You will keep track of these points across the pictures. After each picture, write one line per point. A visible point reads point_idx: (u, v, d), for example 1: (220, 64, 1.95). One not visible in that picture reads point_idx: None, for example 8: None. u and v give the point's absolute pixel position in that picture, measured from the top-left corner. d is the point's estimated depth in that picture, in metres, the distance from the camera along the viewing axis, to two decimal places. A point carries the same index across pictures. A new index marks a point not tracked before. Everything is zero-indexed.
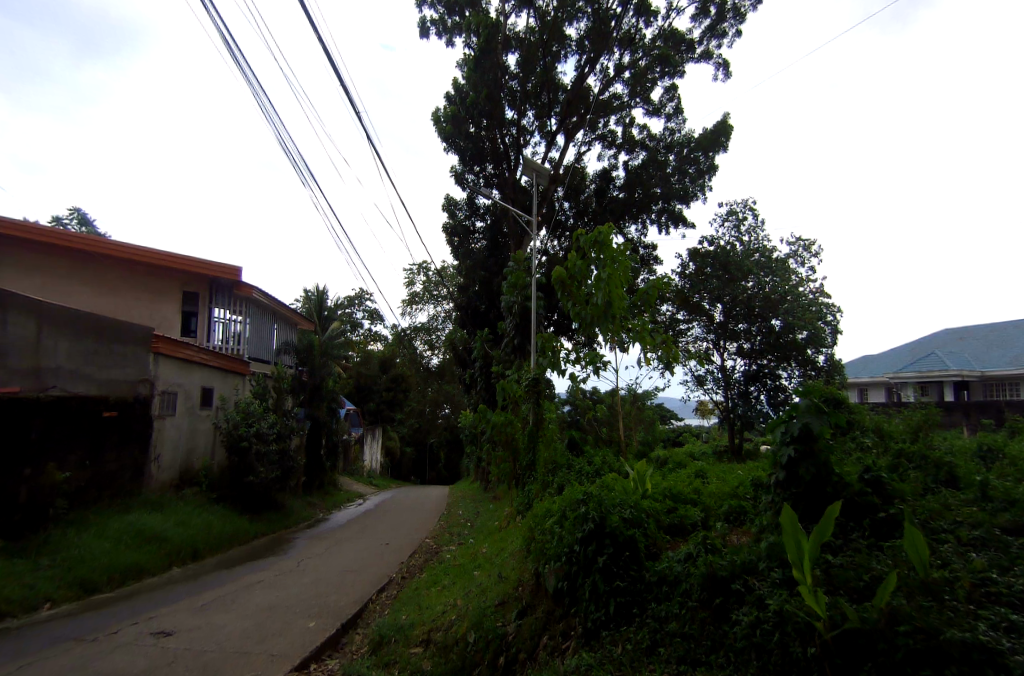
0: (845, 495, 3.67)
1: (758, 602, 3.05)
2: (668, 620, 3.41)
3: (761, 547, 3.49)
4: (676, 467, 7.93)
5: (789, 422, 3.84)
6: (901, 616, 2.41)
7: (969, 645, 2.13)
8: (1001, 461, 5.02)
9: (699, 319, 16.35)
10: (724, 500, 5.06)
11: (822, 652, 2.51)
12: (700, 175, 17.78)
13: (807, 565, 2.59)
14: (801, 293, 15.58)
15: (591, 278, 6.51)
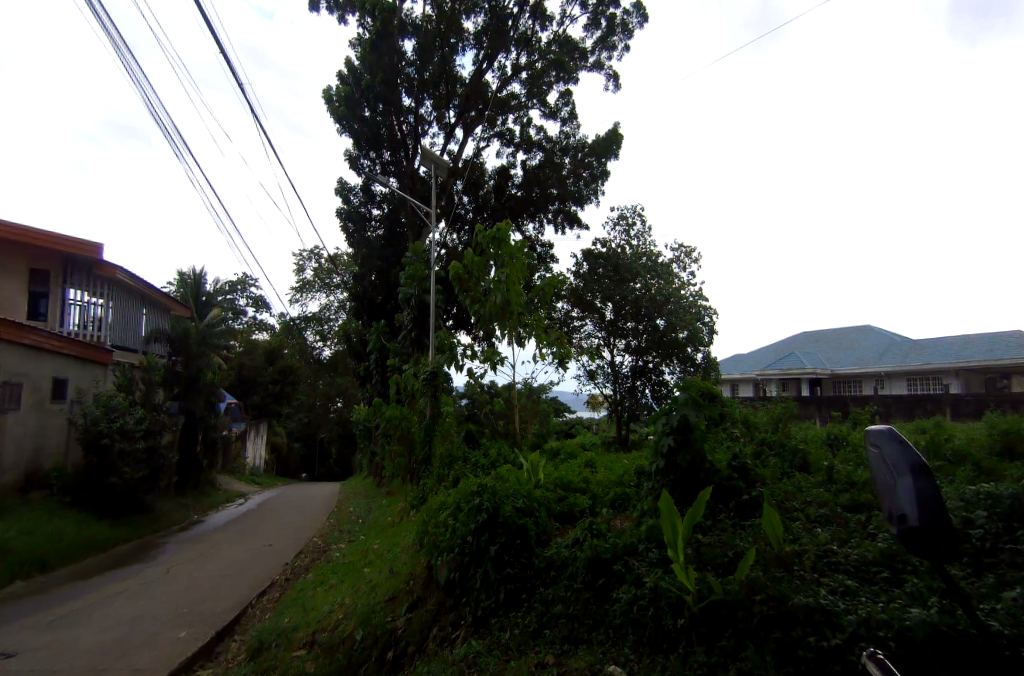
0: (715, 479, 4.07)
1: (636, 580, 3.28)
2: (555, 603, 3.54)
3: (641, 529, 3.74)
4: (568, 457, 8.24)
5: (670, 414, 4.16)
6: (757, 586, 2.71)
7: (812, 608, 2.46)
8: (845, 447, 5.82)
9: (592, 316, 17.07)
10: (610, 488, 5.35)
11: (690, 622, 2.76)
12: (593, 180, 18.46)
13: (680, 545, 2.83)
14: (683, 295, 16.87)
15: (489, 275, 6.55)
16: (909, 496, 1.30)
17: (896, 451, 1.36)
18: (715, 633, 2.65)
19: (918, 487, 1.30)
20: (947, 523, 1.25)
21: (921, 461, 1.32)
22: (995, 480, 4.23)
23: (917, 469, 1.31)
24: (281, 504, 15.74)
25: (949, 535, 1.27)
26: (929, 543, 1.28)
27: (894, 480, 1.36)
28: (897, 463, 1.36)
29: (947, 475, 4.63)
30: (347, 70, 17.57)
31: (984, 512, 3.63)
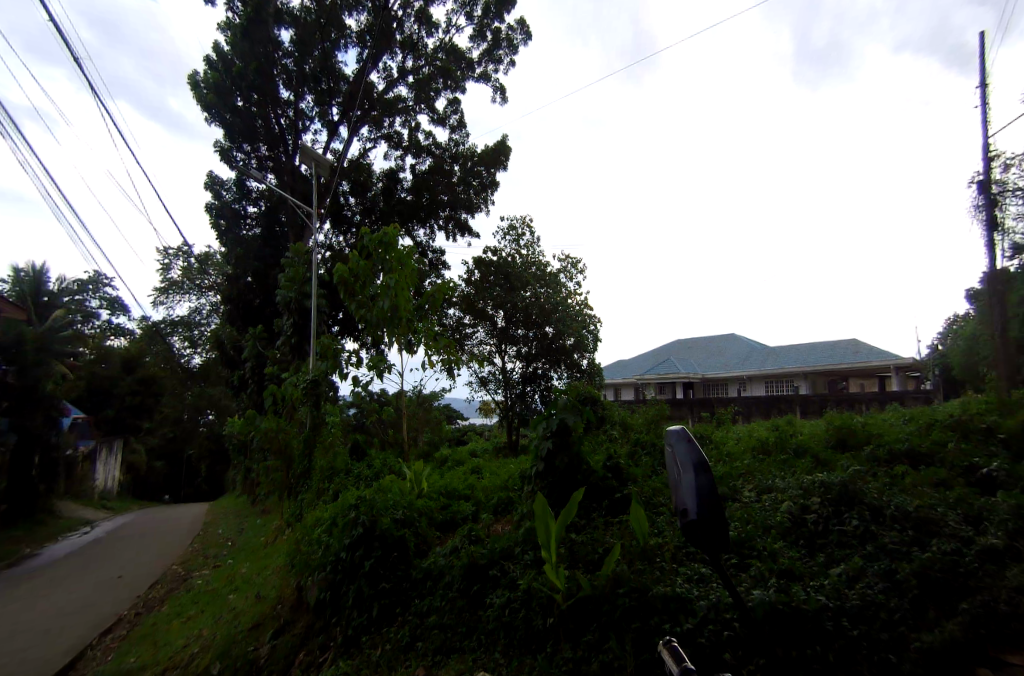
0: (590, 480, 4.28)
1: (511, 583, 3.34)
2: (430, 614, 3.51)
3: (518, 532, 3.83)
4: (453, 465, 8.23)
5: (549, 418, 4.27)
6: (622, 579, 2.88)
7: (668, 597, 2.71)
8: (709, 444, 6.52)
9: (483, 323, 14.96)
10: (494, 493, 5.42)
11: (559, 620, 2.87)
12: (483, 189, 18.40)
13: (552, 545, 2.93)
14: (570, 303, 15.21)
15: (377, 281, 6.35)
16: (691, 492, 1.32)
17: (682, 449, 1.38)
18: (581, 628, 2.76)
19: (699, 482, 1.32)
20: (721, 516, 1.26)
21: (703, 459, 1.35)
22: (828, 470, 4.86)
23: (699, 466, 1.34)
24: (141, 530, 14.04)
25: (722, 530, 1.28)
26: (703, 538, 1.29)
27: (681, 476, 1.38)
28: (686, 462, 1.38)
29: (791, 467, 5.24)
30: (214, 55, 16.41)
31: (818, 499, 4.16)
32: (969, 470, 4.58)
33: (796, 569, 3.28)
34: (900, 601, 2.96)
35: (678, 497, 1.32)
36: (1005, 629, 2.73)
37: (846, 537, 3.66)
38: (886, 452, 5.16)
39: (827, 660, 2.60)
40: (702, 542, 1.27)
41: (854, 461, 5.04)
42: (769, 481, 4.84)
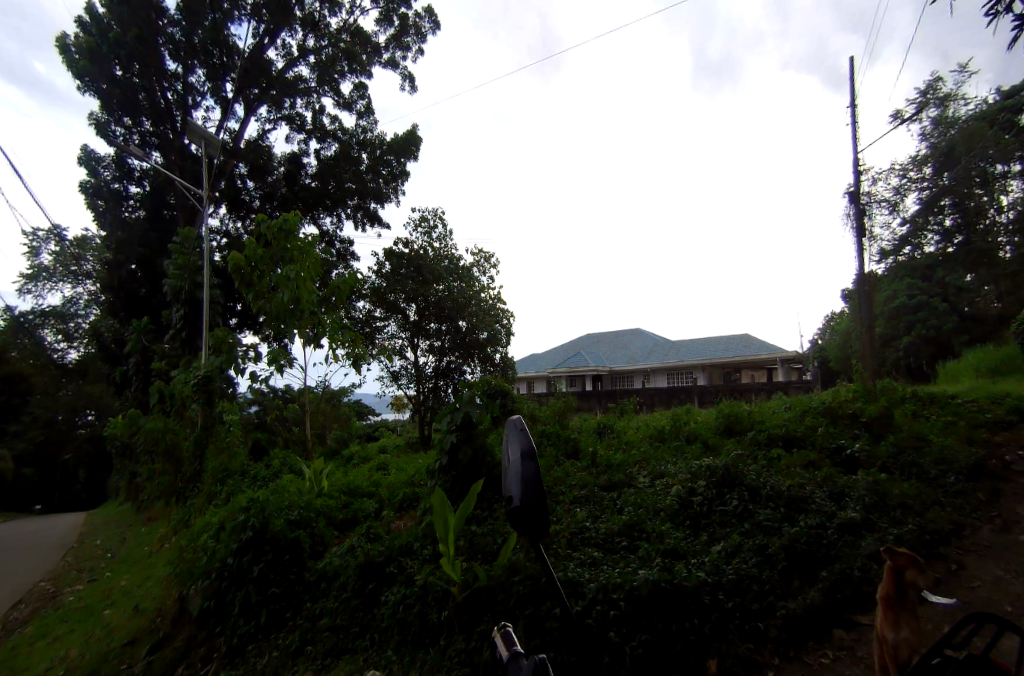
0: (494, 473, 4.91)
1: (408, 579, 3.69)
2: (321, 617, 3.69)
3: (419, 528, 4.22)
4: (359, 461, 8.12)
5: (453, 412, 4.96)
6: (517, 568, 3.31)
7: (557, 582, 3.15)
8: (611, 433, 6.94)
9: (395, 316, 14.36)
10: (399, 489, 5.69)
11: (454, 612, 3.21)
12: (393, 178, 17.56)
13: (450, 537, 3.23)
14: (483, 298, 15.03)
15: (276, 273, 6.08)
16: (518, 478, 1.30)
17: (515, 436, 1.36)
18: (475, 619, 3.12)
19: (525, 468, 1.30)
20: (543, 503, 1.23)
21: (533, 445, 1.32)
22: (715, 454, 5.33)
23: (528, 453, 1.31)
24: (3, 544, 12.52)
25: (546, 515, 1.24)
26: (527, 524, 1.26)
27: (512, 462, 1.35)
28: (516, 448, 1.36)
29: (683, 453, 5.65)
30: (87, 16, 14.78)
31: (704, 482, 4.47)
32: (833, 451, 5.14)
33: (680, 549, 3.54)
34: (771, 573, 3.27)
35: (504, 487, 1.30)
36: (857, 592, 3.16)
37: (727, 517, 3.99)
38: (767, 436, 5.67)
39: (703, 632, 2.84)
40: (524, 531, 1.25)
41: (737, 446, 5.53)
42: (663, 467, 5.17)
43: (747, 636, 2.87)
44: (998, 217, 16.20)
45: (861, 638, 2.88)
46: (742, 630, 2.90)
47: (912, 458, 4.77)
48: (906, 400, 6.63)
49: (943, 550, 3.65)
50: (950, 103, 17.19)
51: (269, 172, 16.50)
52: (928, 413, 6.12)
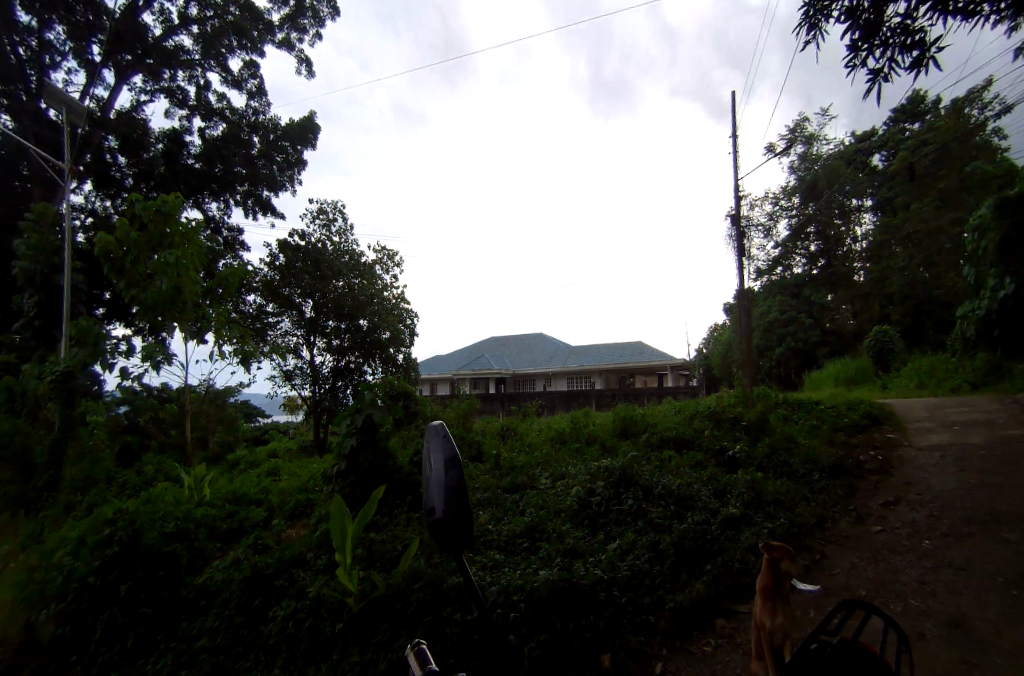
0: (394, 478, 5.04)
1: (299, 592, 3.54)
2: (200, 636, 3.39)
3: (314, 537, 4.12)
4: (247, 468, 7.59)
5: (354, 415, 4.97)
6: (416, 575, 3.37)
7: (461, 587, 3.22)
8: (513, 435, 7.06)
9: (288, 313, 13.61)
10: (292, 495, 5.40)
11: (349, 625, 3.15)
12: (288, 166, 16.58)
13: (348, 547, 3.18)
14: (385, 297, 14.54)
15: (150, 263, 5.54)
16: (439, 488, 1.26)
17: (436, 444, 1.33)
18: (371, 631, 3.10)
19: (447, 476, 1.27)
20: (466, 511, 1.22)
21: (456, 454, 1.30)
22: (611, 456, 5.59)
23: (451, 462, 1.29)
24: None
25: (469, 526, 1.25)
26: (447, 539, 1.22)
27: (432, 472, 1.31)
28: (437, 457, 1.32)
29: (581, 454, 5.86)
30: None
31: (602, 483, 4.65)
32: (717, 452, 5.59)
33: (579, 548, 3.65)
34: (660, 568, 3.48)
35: (425, 496, 1.25)
36: (737, 582, 3.45)
37: (622, 516, 4.18)
38: (659, 437, 6.04)
39: (598, 629, 2.96)
40: (444, 543, 1.20)
41: (632, 447, 5.84)
42: (563, 468, 5.34)
43: (638, 629, 3.03)
44: (853, 246, 18.79)
45: (738, 625, 3.14)
46: (634, 624, 3.06)
47: (784, 458, 5.31)
48: (778, 405, 7.38)
49: (809, 541, 4.08)
50: (814, 142, 19.53)
51: (145, 148, 14.61)
52: (796, 417, 6.86)
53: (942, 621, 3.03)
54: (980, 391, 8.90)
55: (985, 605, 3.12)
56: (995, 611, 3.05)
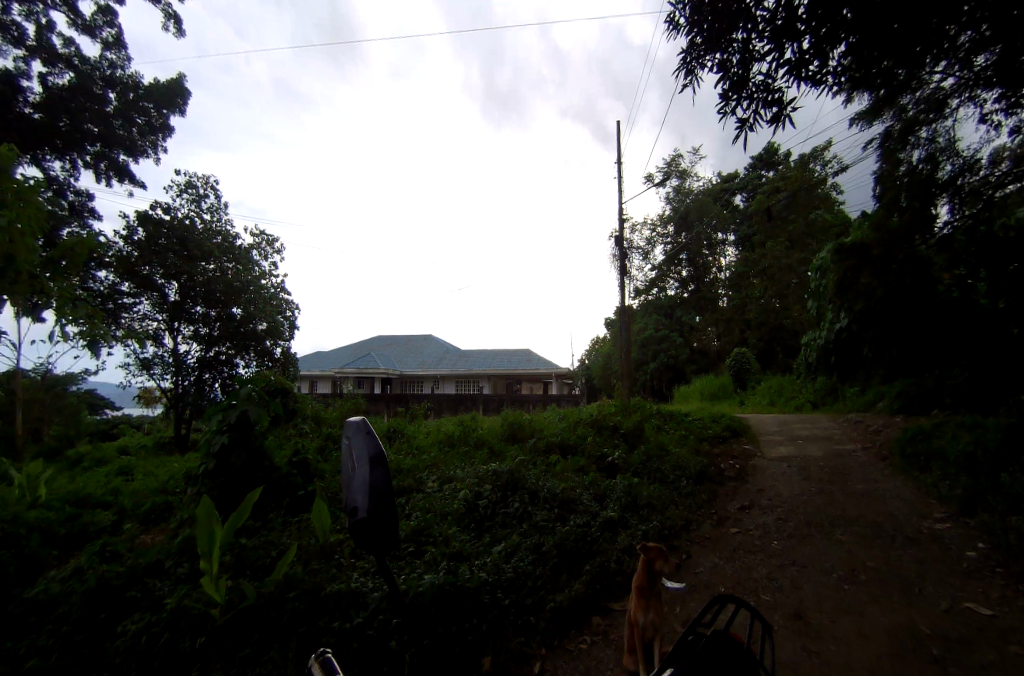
0: (270, 478, 4.75)
1: (155, 604, 3.18)
2: (31, 656, 2.92)
3: (173, 543, 3.76)
4: (93, 463, 6.66)
5: (226, 411, 4.60)
6: (292, 582, 3.16)
7: (341, 594, 3.09)
8: (399, 437, 6.90)
9: (147, 294, 12.01)
10: (148, 498, 4.83)
11: (211, 639, 2.88)
12: (151, 132, 10.60)
13: (216, 555, 2.87)
14: (262, 285, 13.65)
15: None
16: (363, 486, 1.14)
17: (360, 441, 1.20)
18: (239, 643, 2.87)
19: (373, 474, 1.14)
20: (391, 510, 1.12)
21: (382, 451, 1.18)
22: (499, 460, 5.67)
23: (376, 459, 1.16)
24: None
25: (392, 525, 1.15)
26: (370, 540, 1.12)
27: (355, 469, 1.18)
28: (361, 453, 1.19)
29: (470, 458, 5.89)
30: None
31: (489, 486, 4.70)
32: (598, 458, 5.90)
33: (464, 551, 3.65)
34: (542, 569, 3.58)
35: (347, 495, 1.13)
36: (611, 582, 3.65)
37: (508, 519, 4.26)
38: (545, 443, 6.25)
39: (481, 631, 2.98)
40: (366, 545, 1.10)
41: (519, 452, 5.97)
42: (451, 472, 5.30)
43: (519, 630, 3.10)
44: (717, 273, 21.00)
45: (612, 622, 3.32)
46: (515, 625, 3.12)
47: (657, 464, 5.75)
48: (652, 416, 7.97)
49: (677, 542, 4.44)
50: (687, 178, 21.43)
51: None
52: (668, 427, 7.45)
53: (787, 613, 3.45)
54: (822, 408, 10.39)
55: (820, 597, 3.59)
56: (828, 601, 3.54)
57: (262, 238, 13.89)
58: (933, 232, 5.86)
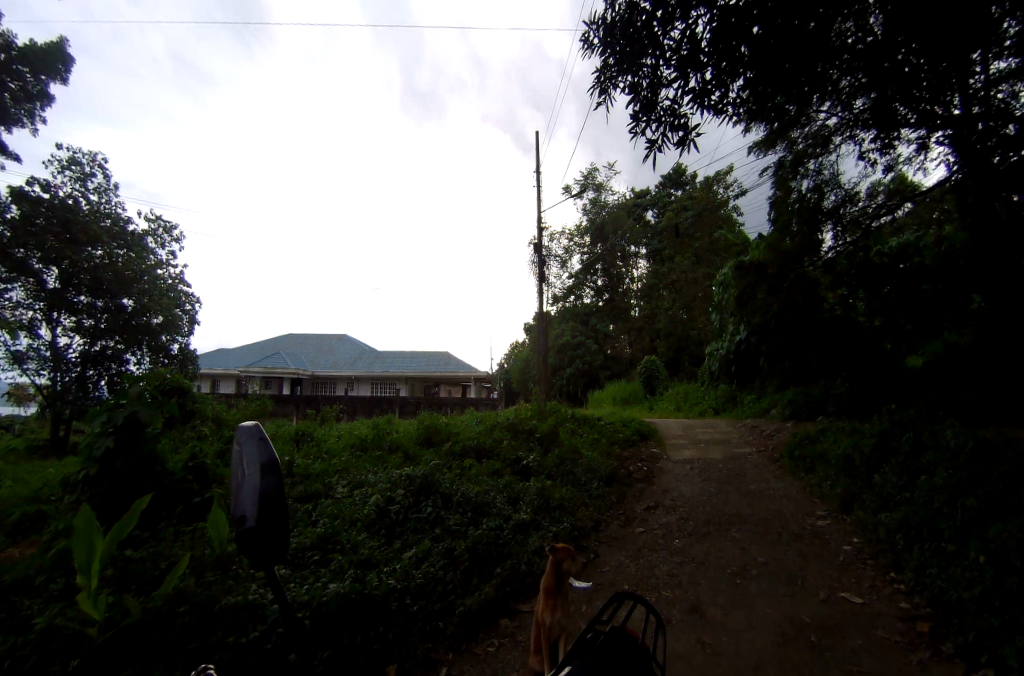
0: (165, 484, 4.37)
1: (20, 625, 2.82)
2: None
3: (44, 558, 3.36)
4: None
5: (113, 412, 4.17)
6: (183, 596, 2.99)
7: (238, 606, 2.94)
8: (309, 441, 6.59)
9: (23, 280, 10.42)
10: (16, 507, 4.27)
11: (87, 660, 2.57)
12: (27, 98, 9.29)
13: (95, 570, 2.58)
14: (158, 275, 12.59)
15: None
16: (251, 494, 1.03)
17: (249, 447, 1.10)
18: (120, 662, 2.60)
19: (263, 481, 1.04)
20: (284, 517, 1.03)
21: (274, 458, 1.09)
22: (413, 464, 5.58)
23: (268, 465, 1.07)
24: None
25: (284, 536, 1.05)
26: (260, 552, 1.01)
27: (243, 477, 1.08)
28: (252, 457, 1.09)
29: (383, 462, 5.74)
30: None
31: (402, 491, 4.59)
32: (513, 461, 5.96)
33: (373, 558, 3.54)
34: (453, 574, 3.55)
35: (233, 503, 1.02)
36: (522, 583, 3.70)
37: (420, 523, 4.18)
38: (461, 446, 6.22)
39: (387, 639, 2.90)
40: (253, 557, 0.98)
41: (435, 456, 5.89)
42: (363, 476, 5.14)
43: (427, 636, 3.04)
44: (630, 284, 21.65)
45: (520, 624, 3.36)
46: (423, 631, 3.06)
47: (570, 467, 5.92)
48: (567, 420, 8.19)
49: (586, 542, 4.60)
50: (602, 191, 22.33)
51: None
52: (581, 431, 7.69)
53: (685, 609, 3.66)
54: (721, 413, 11.19)
55: (715, 592, 3.84)
56: (722, 595, 3.80)
57: (158, 223, 12.76)
58: (819, 254, 6.51)
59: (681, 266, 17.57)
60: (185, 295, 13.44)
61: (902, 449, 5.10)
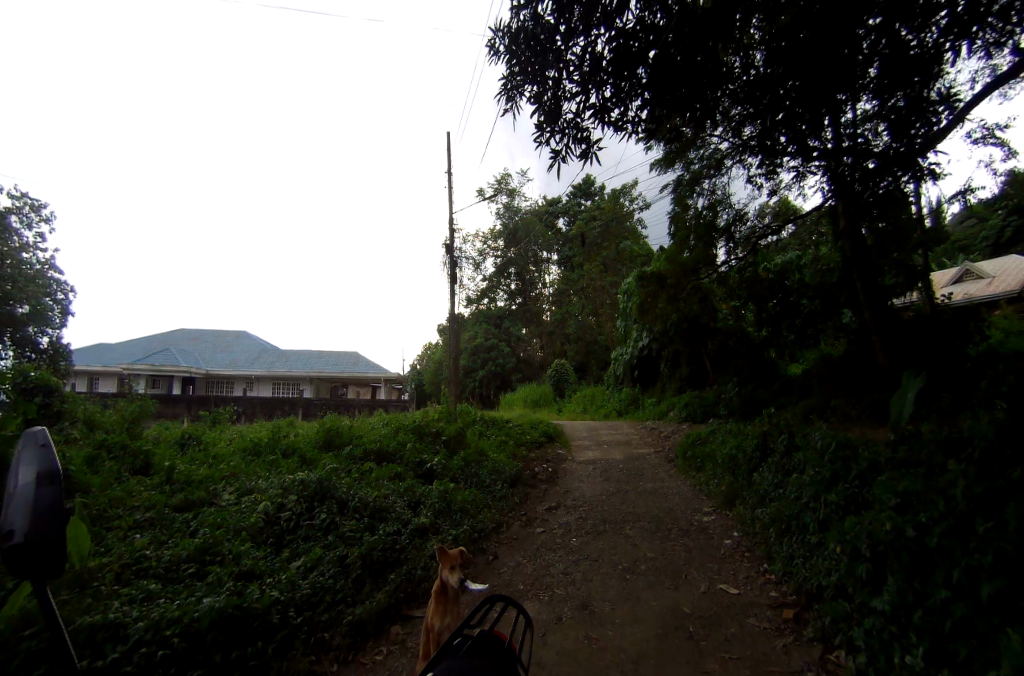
0: None
1: None
2: None
3: None
4: None
5: None
6: (28, 621, 2.73)
7: (95, 626, 2.62)
8: (194, 445, 6.16)
9: None
10: None
11: None
12: None
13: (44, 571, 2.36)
14: (22, 261, 11.24)
15: None
16: (21, 508, 1.00)
17: (27, 454, 1.05)
18: None
19: (38, 495, 1.01)
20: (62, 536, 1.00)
21: (55, 466, 1.05)
22: (309, 468, 5.36)
23: (48, 475, 1.04)
24: None
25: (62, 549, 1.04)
26: (28, 568, 0.99)
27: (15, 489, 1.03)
28: (29, 468, 1.04)
29: (276, 466, 5.45)
30: None
31: (294, 497, 4.39)
32: (416, 465, 5.89)
33: (257, 569, 3.35)
34: (344, 583, 3.44)
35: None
36: (416, 589, 3.67)
37: (311, 531, 4.02)
38: (362, 450, 6.03)
39: (265, 654, 2.76)
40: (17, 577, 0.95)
41: (332, 460, 5.69)
42: (251, 482, 4.86)
43: (310, 648, 2.95)
44: (542, 289, 22.50)
45: (410, 630, 3.31)
46: (306, 643, 2.96)
47: (475, 469, 5.96)
48: (476, 422, 8.23)
49: (485, 544, 4.65)
50: (514, 197, 22.63)
51: None
52: (489, 433, 7.77)
53: (575, 606, 3.78)
54: (623, 415, 11.72)
55: (605, 588, 4.02)
56: (611, 591, 3.96)
57: (22, 201, 11.34)
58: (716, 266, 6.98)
59: (590, 273, 18.23)
60: (57, 283, 12.07)
61: (778, 449, 5.53)
